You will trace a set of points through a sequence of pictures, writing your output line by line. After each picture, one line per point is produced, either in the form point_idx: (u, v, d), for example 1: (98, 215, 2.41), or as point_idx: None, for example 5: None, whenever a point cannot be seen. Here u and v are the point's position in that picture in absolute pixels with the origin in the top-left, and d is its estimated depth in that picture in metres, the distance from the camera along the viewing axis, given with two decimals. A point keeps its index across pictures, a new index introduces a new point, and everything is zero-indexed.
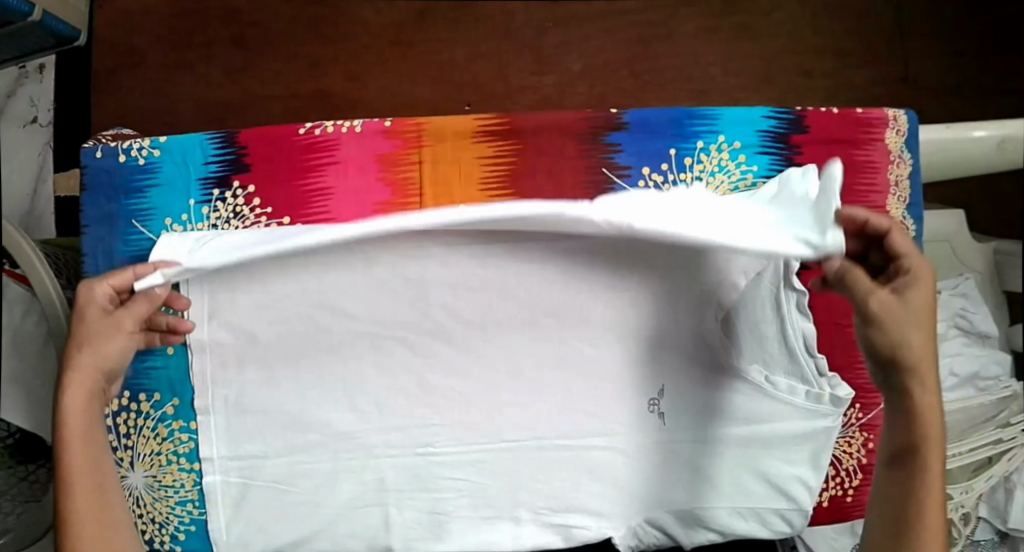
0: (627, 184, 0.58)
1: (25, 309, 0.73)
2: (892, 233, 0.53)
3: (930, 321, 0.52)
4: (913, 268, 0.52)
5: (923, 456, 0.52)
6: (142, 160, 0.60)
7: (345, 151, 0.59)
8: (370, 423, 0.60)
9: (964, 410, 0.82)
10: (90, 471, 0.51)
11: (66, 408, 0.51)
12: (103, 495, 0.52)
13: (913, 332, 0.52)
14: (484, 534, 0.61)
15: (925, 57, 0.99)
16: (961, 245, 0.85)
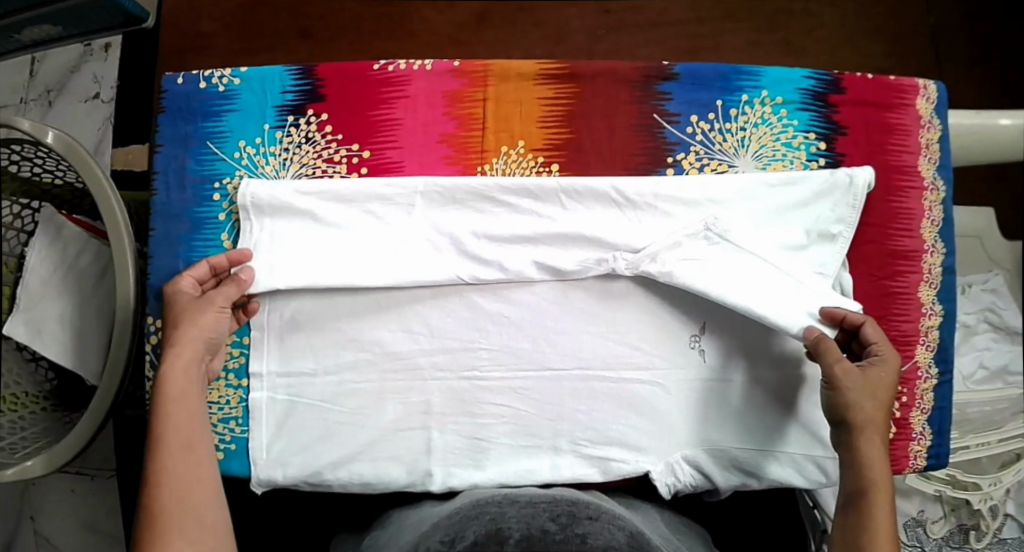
0: (676, 130, 0.62)
1: (81, 248, 0.74)
2: (866, 324, 0.59)
3: (885, 398, 0.57)
4: (880, 351, 0.58)
5: (871, 501, 0.54)
6: (222, 87, 0.68)
7: (416, 87, 0.63)
8: (420, 344, 0.62)
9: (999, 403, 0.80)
10: (186, 431, 0.56)
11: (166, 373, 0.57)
12: (193, 444, 0.56)
13: (865, 400, 0.56)
14: (523, 462, 0.61)
15: (954, 80, 1.05)
16: (990, 242, 0.87)
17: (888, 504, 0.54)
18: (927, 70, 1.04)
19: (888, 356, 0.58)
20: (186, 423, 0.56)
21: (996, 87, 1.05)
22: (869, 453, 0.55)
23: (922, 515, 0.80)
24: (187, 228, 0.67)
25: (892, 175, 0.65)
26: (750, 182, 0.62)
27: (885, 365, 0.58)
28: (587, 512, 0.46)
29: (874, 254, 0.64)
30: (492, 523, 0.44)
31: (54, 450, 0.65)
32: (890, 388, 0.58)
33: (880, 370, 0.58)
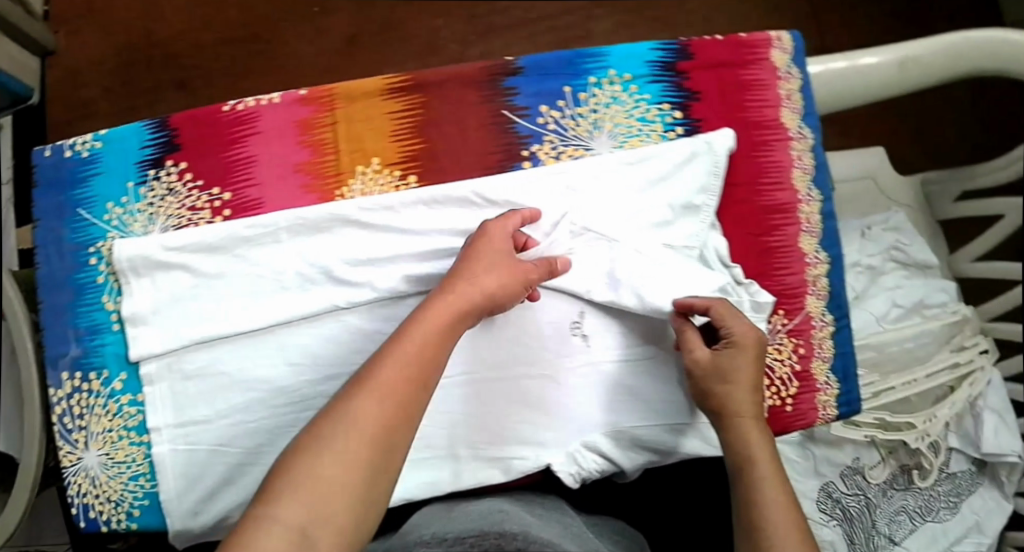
0: (528, 123, 0.63)
1: None
2: (718, 311, 0.59)
3: (746, 382, 0.58)
4: (733, 337, 0.58)
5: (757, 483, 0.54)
6: (85, 152, 0.67)
7: (266, 121, 0.64)
8: (309, 375, 0.63)
9: (930, 334, 0.79)
10: (420, 358, 0.50)
11: (422, 308, 0.53)
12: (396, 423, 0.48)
13: (725, 389, 0.57)
14: (425, 476, 0.61)
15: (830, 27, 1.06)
16: (884, 179, 0.88)
17: (777, 483, 0.54)
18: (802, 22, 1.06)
19: (741, 338, 0.58)
20: (424, 351, 0.51)
21: (868, 27, 1.07)
22: (750, 438, 0.56)
23: (858, 463, 0.79)
24: (70, 297, 0.67)
25: (754, 132, 0.64)
26: (604, 169, 0.62)
27: (739, 347, 0.58)
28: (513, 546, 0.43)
29: (746, 215, 0.64)
30: None
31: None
32: (748, 370, 0.58)
33: (736, 357, 0.58)
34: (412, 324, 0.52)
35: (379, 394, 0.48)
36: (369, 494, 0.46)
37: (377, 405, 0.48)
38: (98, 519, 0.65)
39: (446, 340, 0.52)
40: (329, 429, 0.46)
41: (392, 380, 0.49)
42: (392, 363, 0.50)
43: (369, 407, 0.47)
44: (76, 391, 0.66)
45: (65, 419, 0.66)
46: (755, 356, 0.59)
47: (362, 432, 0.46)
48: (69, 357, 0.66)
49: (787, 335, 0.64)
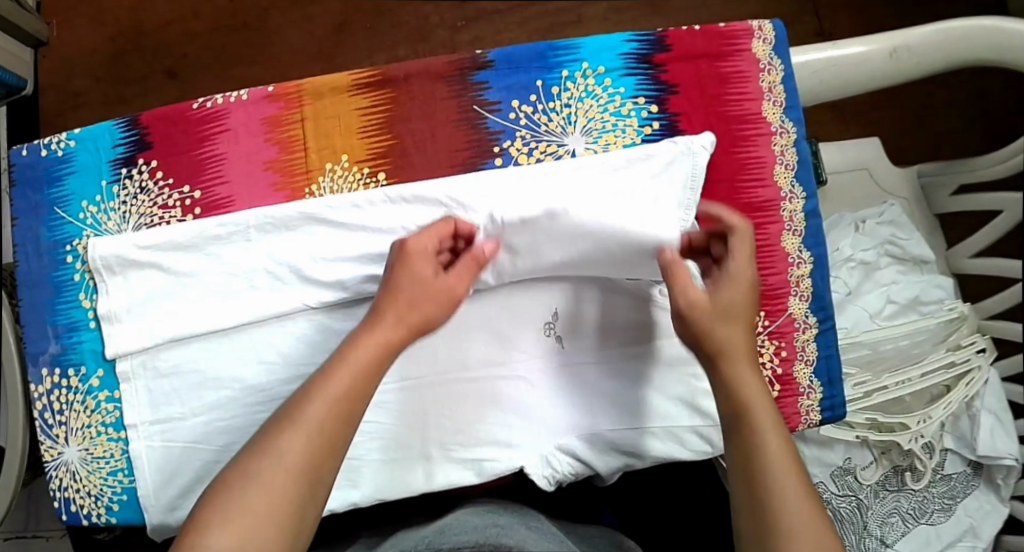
0: (499, 118, 0.61)
1: None
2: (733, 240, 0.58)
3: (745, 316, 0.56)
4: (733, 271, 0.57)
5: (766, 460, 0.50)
6: (61, 151, 0.67)
7: (235, 118, 0.63)
8: (279, 374, 0.61)
9: (924, 333, 0.76)
10: (348, 388, 0.50)
11: (351, 340, 0.53)
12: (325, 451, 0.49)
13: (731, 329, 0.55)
14: (397, 477, 0.59)
15: (837, 10, 1.02)
16: (881, 172, 0.85)
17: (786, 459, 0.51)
18: (803, 4, 1.02)
19: (738, 274, 0.57)
20: (355, 380, 0.51)
21: (877, 9, 1.01)
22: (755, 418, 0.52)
23: (850, 463, 0.77)
24: (49, 294, 0.67)
25: (734, 126, 0.63)
26: (578, 172, 0.60)
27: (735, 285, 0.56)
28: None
29: (727, 216, 0.62)
30: None
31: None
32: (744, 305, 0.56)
33: (732, 314, 0.56)
34: (339, 357, 0.52)
35: (302, 432, 0.48)
36: (296, 528, 0.46)
37: (303, 441, 0.48)
38: (78, 513, 0.65)
39: (371, 373, 0.52)
40: (255, 465, 0.47)
41: (318, 414, 0.49)
42: (318, 398, 0.49)
43: (291, 447, 0.47)
44: (56, 387, 0.66)
45: (46, 415, 0.66)
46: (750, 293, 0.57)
47: (286, 467, 0.47)
48: (48, 354, 0.66)
49: (769, 337, 0.62)
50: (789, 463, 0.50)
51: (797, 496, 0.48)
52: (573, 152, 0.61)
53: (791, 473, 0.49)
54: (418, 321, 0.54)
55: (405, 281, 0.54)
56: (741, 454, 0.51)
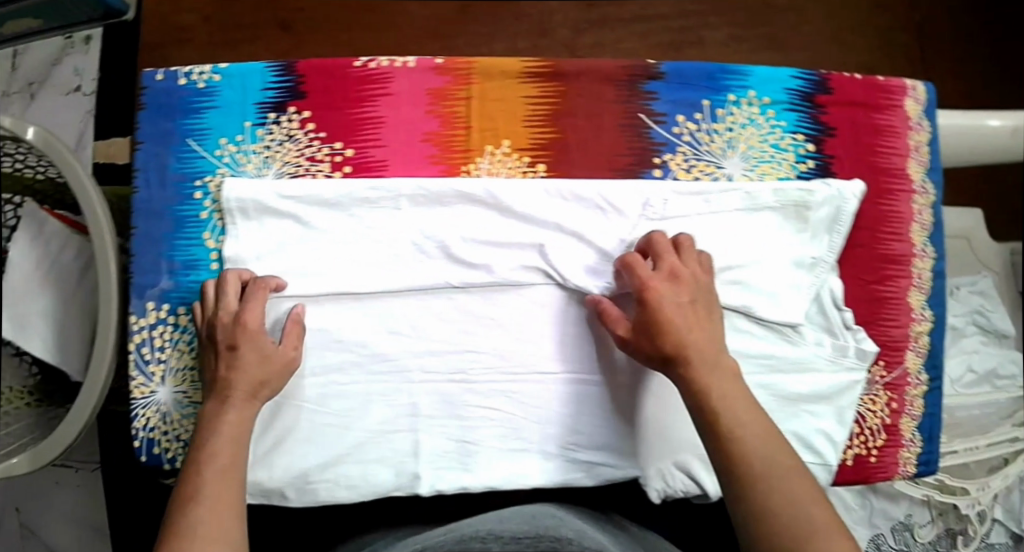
0: (663, 130, 0.61)
1: (76, 249, 0.80)
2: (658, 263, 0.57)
3: (680, 321, 0.55)
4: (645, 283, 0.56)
5: (770, 483, 0.50)
6: (201, 84, 0.65)
7: (398, 84, 0.62)
8: (406, 347, 0.61)
9: (987, 406, 0.81)
10: (233, 454, 0.55)
11: (212, 414, 0.56)
12: (231, 520, 0.52)
13: (687, 332, 0.55)
14: (509, 467, 0.61)
15: (945, 78, 1.01)
16: (978, 243, 0.89)
17: (788, 468, 0.51)
18: (916, 63, 1.01)
19: (654, 291, 0.56)
20: (231, 451, 0.55)
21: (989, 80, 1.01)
22: (741, 423, 0.53)
23: (910, 519, 0.78)
24: (168, 228, 0.65)
25: (879, 177, 0.64)
26: (739, 195, 0.61)
27: (676, 281, 0.57)
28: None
29: (861, 256, 0.64)
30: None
31: (38, 450, 0.69)
32: (677, 315, 0.55)
33: (684, 330, 0.55)
34: (206, 437, 0.55)
35: (210, 504, 0.51)
36: None
37: (211, 513, 0.51)
38: (163, 456, 0.64)
39: (243, 440, 0.56)
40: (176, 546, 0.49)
41: (218, 489, 0.52)
42: (209, 473, 0.53)
43: (207, 520, 0.51)
44: (159, 323, 0.64)
45: (143, 349, 0.64)
46: (683, 299, 0.56)
47: (209, 538, 0.50)
48: (158, 289, 0.64)
49: (883, 387, 0.65)
50: (795, 480, 0.51)
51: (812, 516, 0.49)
52: (729, 176, 0.62)
53: (799, 489, 0.50)
54: (270, 394, 0.58)
55: (239, 355, 0.58)
56: (733, 486, 0.51)
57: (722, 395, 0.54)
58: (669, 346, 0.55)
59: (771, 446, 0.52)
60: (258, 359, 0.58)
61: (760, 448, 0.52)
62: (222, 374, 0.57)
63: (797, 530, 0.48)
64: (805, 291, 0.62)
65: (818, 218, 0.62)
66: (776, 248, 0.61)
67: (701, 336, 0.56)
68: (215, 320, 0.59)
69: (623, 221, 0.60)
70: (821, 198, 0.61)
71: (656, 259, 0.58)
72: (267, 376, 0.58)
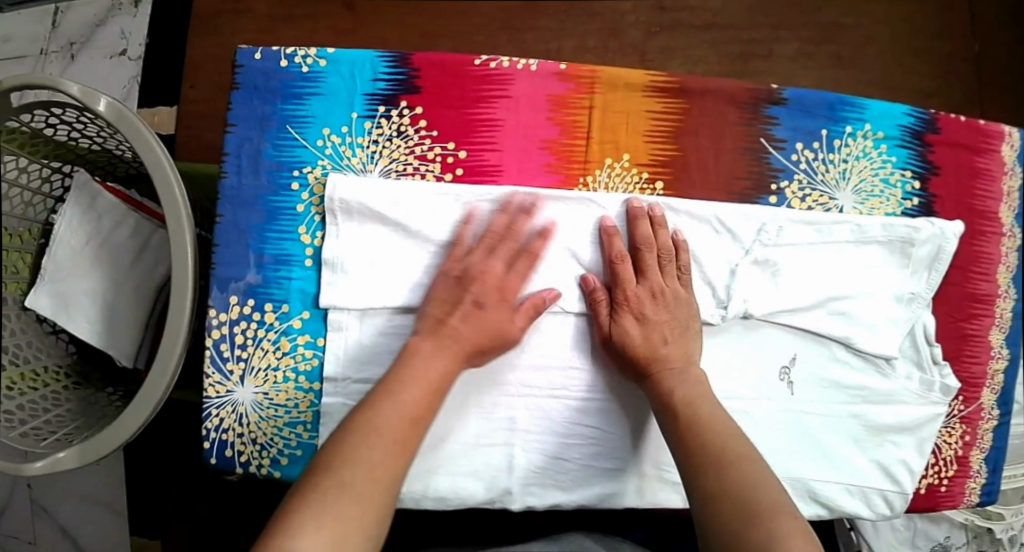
0: (782, 157, 0.62)
1: (132, 232, 0.72)
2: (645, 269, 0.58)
3: (653, 333, 0.56)
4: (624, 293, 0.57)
5: (731, 466, 0.50)
6: (306, 68, 0.62)
7: (519, 87, 0.61)
8: (509, 359, 0.59)
9: None
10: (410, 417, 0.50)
11: (405, 372, 0.53)
12: (380, 488, 0.47)
13: (659, 343, 0.56)
14: (606, 487, 0.59)
15: (998, 114, 1.04)
16: None
17: (754, 457, 0.51)
18: (971, 99, 1.03)
19: (635, 301, 0.57)
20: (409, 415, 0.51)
21: None
22: (708, 413, 0.54)
23: (948, 541, 0.79)
24: (257, 218, 0.61)
25: (975, 219, 0.66)
26: (851, 227, 0.61)
27: (655, 296, 0.57)
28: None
29: (954, 294, 0.65)
30: None
31: (86, 445, 0.59)
32: (650, 330, 0.56)
33: (662, 345, 0.56)
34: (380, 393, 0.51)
35: (358, 468, 0.47)
36: None
37: (358, 480, 0.46)
38: (237, 460, 0.60)
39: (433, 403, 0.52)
40: (308, 506, 0.44)
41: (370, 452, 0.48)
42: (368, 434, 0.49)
43: (349, 481, 0.46)
44: (243, 318, 0.60)
45: (221, 346, 0.60)
46: (660, 313, 0.57)
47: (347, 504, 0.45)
48: (244, 283, 0.60)
49: (959, 420, 0.66)
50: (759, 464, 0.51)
51: (778, 496, 0.49)
52: (841, 207, 0.63)
53: (762, 470, 0.51)
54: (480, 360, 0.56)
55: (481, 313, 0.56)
56: (691, 469, 0.51)
57: (693, 395, 0.55)
58: (639, 357, 0.56)
59: (740, 438, 0.53)
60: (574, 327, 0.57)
61: (732, 439, 0.52)
62: (449, 321, 0.55)
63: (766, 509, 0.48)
64: (903, 325, 0.62)
65: (918, 252, 0.63)
66: (877, 280, 0.62)
67: (677, 345, 0.57)
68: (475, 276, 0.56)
69: (735, 248, 0.60)
70: (927, 234, 0.63)
71: (638, 266, 0.58)
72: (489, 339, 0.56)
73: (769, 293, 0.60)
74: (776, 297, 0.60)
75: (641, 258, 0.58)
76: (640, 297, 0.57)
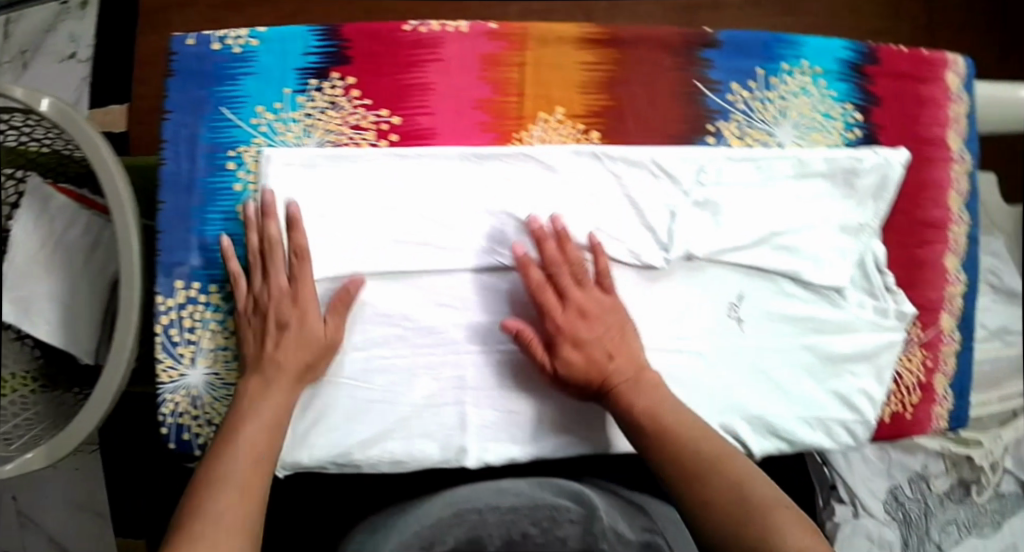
0: (717, 98, 0.62)
1: (85, 228, 0.73)
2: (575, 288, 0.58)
3: (599, 351, 0.57)
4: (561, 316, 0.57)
5: (711, 463, 0.52)
6: (238, 49, 0.62)
7: (450, 50, 0.61)
8: (453, 318, 0.61)
9: (999, 359, 0.84)
10: (265, 442, 0.54)
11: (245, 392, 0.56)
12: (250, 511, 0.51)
13: (610, 359, 0.57)
14: (557, 434, 0.61)
15: (953, 45, 1.04)
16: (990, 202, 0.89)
17: (726, 449, 0.53)
18: (925, 32, 1.03)
19: (575, 323, 0.57)
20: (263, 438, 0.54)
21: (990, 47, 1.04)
22: (680, 416, 0.55)
23: (925, 470, 0.79)
24: (196, 202, 0.62)
25: (922, 147, 0.66)
26: (790, 161, 0.61)
27: (595, 312, 0.57)
28: (567, 516, 0.61)
29: (903, 222, 0.65)
30: (472, 530, 0.61)
31: (54, 443, 0.61)
32: (595, 350, 0.57)
33: (612, 360, 0.57)
34: (230, 425, 0.55)
35: (230, 495, 0.51)
36: None
37: (232, 505, 0.50)
38: (192, 441, 0.62)
39: (279, 428, 0.56)
40: (197, 532, 0.48)
41: (241, 480, 0.52)
42: (234, 459, 0.52)
43: (224, 507, 0.50)
44: (190, 302, 0.62)
45: (171, 331, 0.61)
46: (603, 331, 0.57)
47: (226, 529, 0.49)
48: (187, 267, 0.61)
49: (920, 346, 0.66)
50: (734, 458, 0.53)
51: (756, 487, 0.51)
52: (781, 143, 0.62)
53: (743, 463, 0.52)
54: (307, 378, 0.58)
55: (286, 336, 0.57)
56: (679, 471, 0.52)
57: (661, 399, 0.56)
58: (592, 373, 0.57)
59: (709, 436, 0.54)
60: (313, 327, 0.57)
61: (705, 438, 0.54)
62: (265, 351, 0.57)
63: (755, 502, 0.49)
64: (849, 256, 0.63)
65: (861, 173, 0.62)
66: (819, 212, 0.62)
67: (626, 356, 0.57)
68: (263, 296, 0.57)
69: (672, 190, 0.60)
70: (870, 162, 0.62)
71: (565, 287, 0.58)
72: (312, 358, 0.57)
73: (708, 232, 0.60)
74: (715, 236, 0.60)
75: (569, 276, 0.58)
76: (576, 318, 0.57)
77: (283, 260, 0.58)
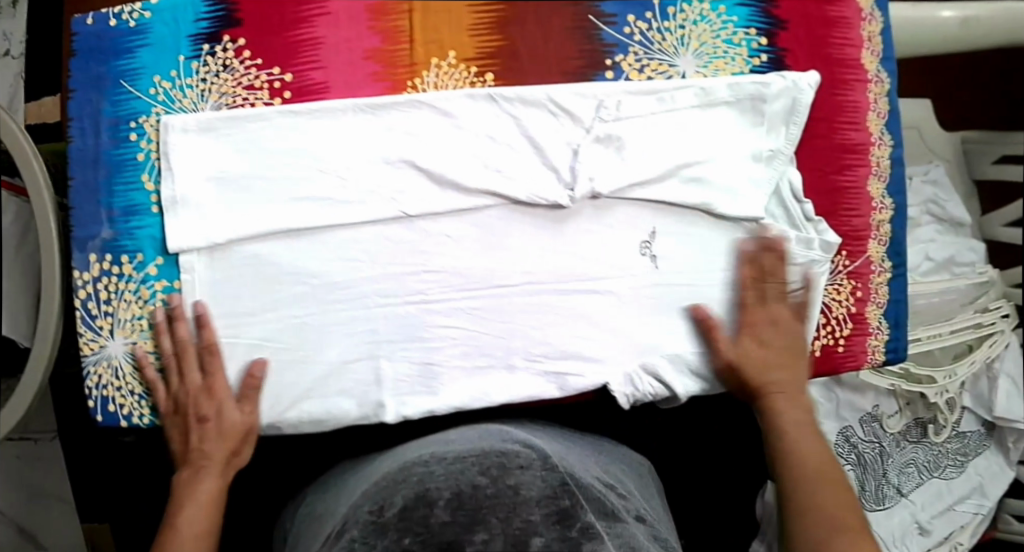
0: (614, 32, 0.60)
1: None
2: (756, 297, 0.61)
3: (787, 358, 0.60)
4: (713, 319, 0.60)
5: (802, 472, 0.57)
6: (132, 22, 0.61)
7: (336, 2, 0.60)
8: (362, 272, 0.59)
9: (954, 289, 0.80)
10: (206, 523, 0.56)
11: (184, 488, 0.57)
12: None
13: (778, 364, 0.60)
14: (475, 384, 0.60)
15: None
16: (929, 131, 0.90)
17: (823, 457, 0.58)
18: None
19: (762, 329, 0.61)
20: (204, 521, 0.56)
21: None
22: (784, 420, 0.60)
23: (878, 411, 0.77)
24: (103, 173, 0.61)
25: (834, 69, 0.64)
26: (693, 89, 0.60)
27: (778, 326, 0.61)
28: (519, 461, 0.44)
29: (820, 150, 0.64)
30: (417, 488, 0.42)
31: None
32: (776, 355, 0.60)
33: (768, 363, 0.60)
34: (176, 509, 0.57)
35: None
36: None
37: None
38: (117, 413, 0.61)
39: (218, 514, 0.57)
40: None
41: None
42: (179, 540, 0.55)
43: None
44: (104, 274, 0.61)
45: (89, 304, 0.60)
46: (795, 346, 0.61)
47: None
48: (99, 239, 0.61)
49: (847, 276, 0.65)
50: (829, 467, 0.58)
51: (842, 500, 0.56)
52: (683, 73, 0.61)
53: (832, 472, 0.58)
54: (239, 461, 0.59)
55: (208, 427, 0.58)
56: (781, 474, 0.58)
57: (787, 402, 0.60)
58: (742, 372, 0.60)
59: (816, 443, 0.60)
60: (229, 418, 0.58)
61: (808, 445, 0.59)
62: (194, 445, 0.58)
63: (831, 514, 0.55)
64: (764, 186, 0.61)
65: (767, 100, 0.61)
66: (729, 142, 0.61)
67: (793, 366, 0.61)
68: (180, 395, 0.58)
69: (574, 129, 0.59)
70: (778, 88, 0.61)
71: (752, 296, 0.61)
72: (238, 444, 0.58)
73: (614, 168, 0.59)
74: (621, 171, 0.59)
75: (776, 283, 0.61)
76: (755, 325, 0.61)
77: (196, 358, 0.58)
